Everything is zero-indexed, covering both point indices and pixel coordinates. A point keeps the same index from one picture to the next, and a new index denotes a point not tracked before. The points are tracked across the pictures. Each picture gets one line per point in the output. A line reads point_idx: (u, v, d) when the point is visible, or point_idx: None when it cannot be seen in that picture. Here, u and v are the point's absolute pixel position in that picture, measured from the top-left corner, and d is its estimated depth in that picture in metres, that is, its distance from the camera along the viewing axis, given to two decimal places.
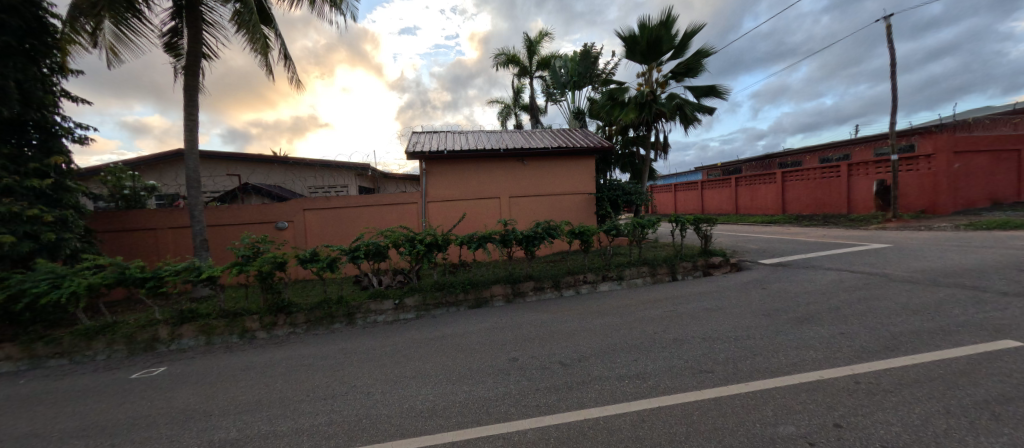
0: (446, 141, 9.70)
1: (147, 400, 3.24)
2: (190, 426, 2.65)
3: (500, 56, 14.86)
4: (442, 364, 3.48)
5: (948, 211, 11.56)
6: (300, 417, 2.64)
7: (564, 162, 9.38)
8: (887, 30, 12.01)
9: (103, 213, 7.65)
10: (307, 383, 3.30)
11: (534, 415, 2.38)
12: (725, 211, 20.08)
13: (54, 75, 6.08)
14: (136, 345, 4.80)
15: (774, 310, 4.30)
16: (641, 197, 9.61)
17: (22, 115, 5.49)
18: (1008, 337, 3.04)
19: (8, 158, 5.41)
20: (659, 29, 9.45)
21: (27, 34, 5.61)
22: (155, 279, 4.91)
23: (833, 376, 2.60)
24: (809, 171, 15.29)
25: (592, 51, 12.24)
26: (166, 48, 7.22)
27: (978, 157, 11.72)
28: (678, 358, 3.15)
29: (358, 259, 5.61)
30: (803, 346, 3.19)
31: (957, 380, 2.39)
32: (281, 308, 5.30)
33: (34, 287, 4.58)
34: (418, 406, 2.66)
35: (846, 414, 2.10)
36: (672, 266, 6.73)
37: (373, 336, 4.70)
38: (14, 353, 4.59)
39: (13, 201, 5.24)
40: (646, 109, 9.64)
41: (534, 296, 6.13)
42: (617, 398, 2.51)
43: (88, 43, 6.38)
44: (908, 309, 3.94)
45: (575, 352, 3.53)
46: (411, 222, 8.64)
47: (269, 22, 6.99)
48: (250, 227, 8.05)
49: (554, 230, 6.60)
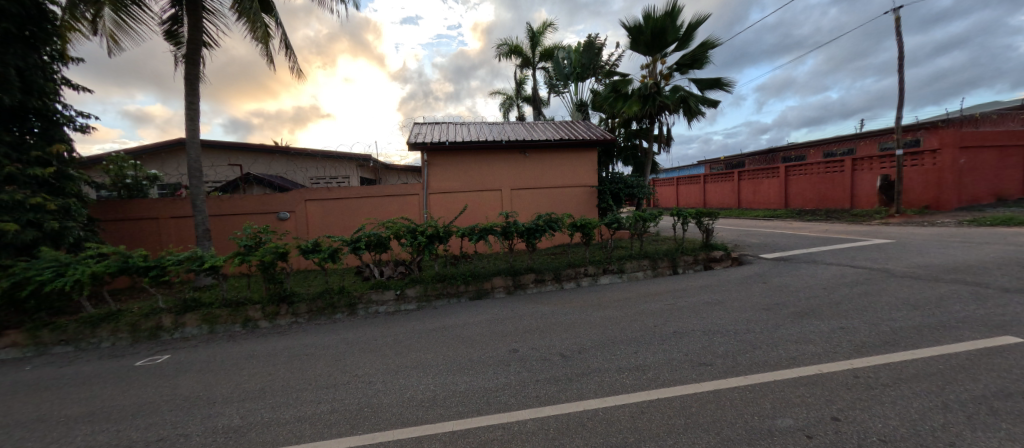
0: (448, 132, 9.65)
1: (152, 387, 3.28)
2: (195, 412, 2.69)
3: (502, 47, 14.72)
4: (442, 355, 3.51)
5: (952, 207, 11.49)
6: (302, 405, 2.67)
7: (566, 154, 9.32)
8: (896, 22, 11.82)
9: (105, 202, 7.66)
10: (309, 372, 3.33)
11: (534, 406, 2.40)
12: (728, 205, 20.03)
13: (54, 62, 6.06)
14: (140, 333, 4.85)
15: (774, 304, 4.31)
16: (643, 190, 9.58)
17: (23, 103, 5.47)
18: (1009, 333, 3.04)
19: (10, 146, 5.42)
20: (664, 20, 9.31)
21: (27, 21, 5.58)
22: (159, 268, 4.94)
23: (832, 369, 2.61)
24: (813, 166, 15.18)
25: (595, 42, 12.10)
26: (166, 35, 7.16)
27: (984, 153, 11.61)
28: (678, 351, 3.16)
29: (359, 250, 5.62)
30: (803, 340, 3.20)
31: (955, 375, 2.40)
32: (283, 297, 5.32)
33: (38, 274, 4.62)
34: (419, 396, 2.68)
35: (845, 407, 2.11)
36: (673, 260, 6.73)
37: (375, 327, 4.73)
38: (20, 340, 4.64)
39: (16, 189, 5.25)
40: (649, 102, 9.57)
41: (535, 288, 6.16)
42: (617, 390, 2.53)
43: (88, 30, 6.33)
44: (909, 304, 3.94)
45: (575, 343, 3.55)
46: (412, 214, 8.63)
47: (270, 10, 6.92)
48: (252, 217, 8.07)
49: (555, 222, 6.56)
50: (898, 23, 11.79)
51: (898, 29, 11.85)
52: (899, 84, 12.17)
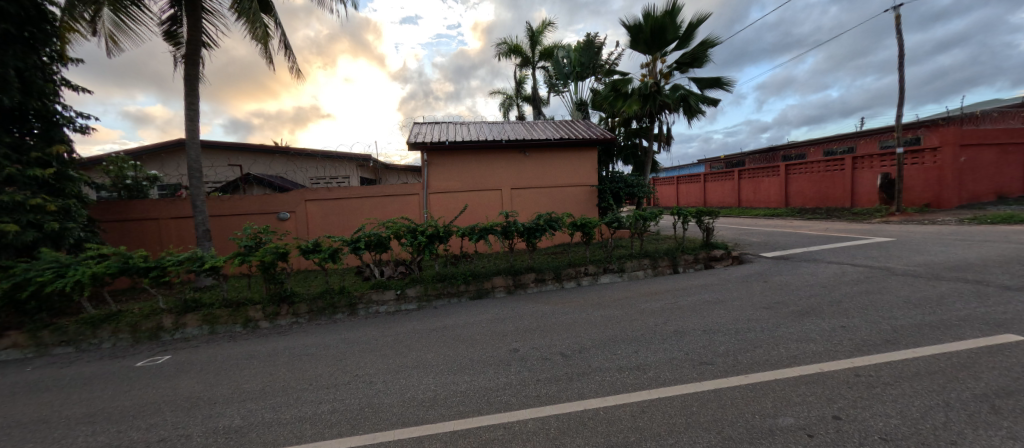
0: (447, 132, 9.64)
1: (152, 388, 3.29)
2: (196, 413, 2.69)
3: (501, 46, 14.71)
4: (443, 355, 3.51)
5: (953, 205, 11.45)
6: (303, 405, 2.67)
7: (565, 154, 9.32)
8: (896, 20, 11.80)
9: (105, 203, 7.66)
10: (308, 373, 3.32)
11: (534, 405, 2.40)
12: (728, 203, 20.04)
13: (54, 63, 6.05)
14: (141, 334, 4.85)
15: (774, 303, 4.31)
16: (643, 189, 9.57)
17: (23, 104, 5.46)
18: (1011, 332, 3.03)
19: (10, 147, 5.41)
20: (663, 18, 9.29)
21: (26, 22, 5.57)
22: (159, 269, 4.93)
23: (833, 368, 2.60)
24: (813, 164, 15.17)
25: (595, 41, 12.10)
26: (165, 36, 7.15)
27: (984, 151, 11.61)
28: (679, 350, 3.15)
29: (359, 250, 5.61)
30: (804, 338, 3.19)
31: (957, 373, 2.40)
32: (283, 297, 5.32)
33: (38, 275, 4.62)
34: (419, 396, 2.68)
35: (846, 406, 2.11)
36: (673, 258, 6.73)
37: (375, 327, 4.73)
38: (21, 341, 4.65)
39: (16, 191, 5.25)
40: (650, 101, 9.56)
41: (535, 288, 6.15)
42: (618, 389, 2.53)
43: (87, 31, 6.33)
44: (909, 302, 3.93)
45: (576, 343, 3.55)
46: (412, 213, 8.63)
47: (269, 11, 6.92)
48: (252, 218, 8.07)
49: (555, 222, 6.55)
50: (898, 21, 11.79)
51: (898, 27, 11.83)
52: (900, 83, 12.15)
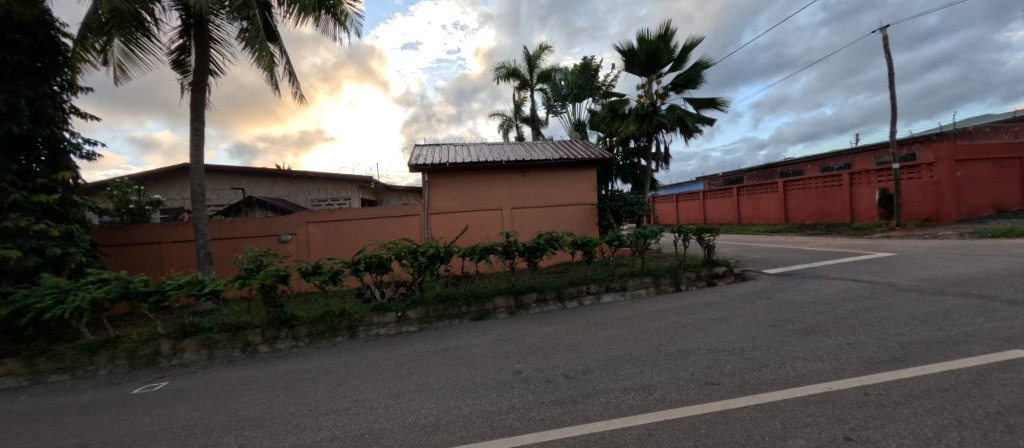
0: (447, 153, 9.74)
1: (148, 416, 3.21)
2: (190, 442, 2.62)
3: (500, 70, 15.11)
4: (445, 377, 3.46)
5: (953, 219, 11.49)
6: (302, 431, 2.62)
7: (564, 173, 9.42)
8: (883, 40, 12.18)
9: (107, 227, 7.70)
10: (308, 398, 3.27)
11: (538, 429, 2.35)
12: (728, 220, 20.02)
13: (64, 92, 6.17)
14: (138, 359, 4.80)
15: (779, 321, 4.27)
16: (643, 207, 9.60)
17: (31, 132, 5.56)
18: (1019, 347, 2.99)
19: (17, 174, 5.47)
20: (658, 42, 9.59)
21: (38, 54, 5.75)
22: (160, 292, 4.91)
23: (842, 387, 2.56)
24: (811, 180, 15.28)
25: (591, 63, 12.39)
26: (173, 64, 7.37)
27: (980, 166, 11.73)
28: (684, 370, 3.11)
29: (360, 273, 5.55)
30: (811, 357, 3.15)
31: (968, 391, 2.36)
32: (283, 321, 5.28)
33: (38, 301, 4.59)
34: (421, 420, 2.63)
35: (857, 426, 2.06)
36: (675, 276, 6.70)
37: (376, 350, 4.67)
38: (16, 369, 4.57)
39: (20, 216, 5.29)
40: (646, 121, 9.71)
41: (537, 308, 6.09)
42: (622, 412, 2.48)
43: (98, 61, 6.54)
44: (916, 318, 3.90)
45: (579, 364, 3.49)
46: (413, 235, 8.64)
47: (276, 40, 7.16)
48: (254, 240, 8.10)
49: (556, 241, 6.52)
50: (885, 42, 12.14)
51: (886, 47, 12.20)
52: (891, 101, 12.41)
